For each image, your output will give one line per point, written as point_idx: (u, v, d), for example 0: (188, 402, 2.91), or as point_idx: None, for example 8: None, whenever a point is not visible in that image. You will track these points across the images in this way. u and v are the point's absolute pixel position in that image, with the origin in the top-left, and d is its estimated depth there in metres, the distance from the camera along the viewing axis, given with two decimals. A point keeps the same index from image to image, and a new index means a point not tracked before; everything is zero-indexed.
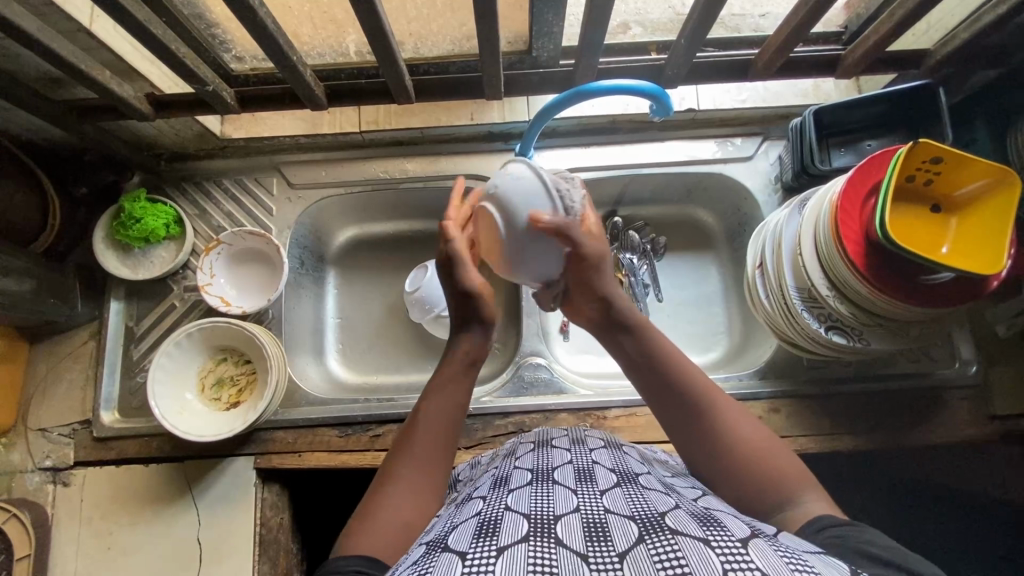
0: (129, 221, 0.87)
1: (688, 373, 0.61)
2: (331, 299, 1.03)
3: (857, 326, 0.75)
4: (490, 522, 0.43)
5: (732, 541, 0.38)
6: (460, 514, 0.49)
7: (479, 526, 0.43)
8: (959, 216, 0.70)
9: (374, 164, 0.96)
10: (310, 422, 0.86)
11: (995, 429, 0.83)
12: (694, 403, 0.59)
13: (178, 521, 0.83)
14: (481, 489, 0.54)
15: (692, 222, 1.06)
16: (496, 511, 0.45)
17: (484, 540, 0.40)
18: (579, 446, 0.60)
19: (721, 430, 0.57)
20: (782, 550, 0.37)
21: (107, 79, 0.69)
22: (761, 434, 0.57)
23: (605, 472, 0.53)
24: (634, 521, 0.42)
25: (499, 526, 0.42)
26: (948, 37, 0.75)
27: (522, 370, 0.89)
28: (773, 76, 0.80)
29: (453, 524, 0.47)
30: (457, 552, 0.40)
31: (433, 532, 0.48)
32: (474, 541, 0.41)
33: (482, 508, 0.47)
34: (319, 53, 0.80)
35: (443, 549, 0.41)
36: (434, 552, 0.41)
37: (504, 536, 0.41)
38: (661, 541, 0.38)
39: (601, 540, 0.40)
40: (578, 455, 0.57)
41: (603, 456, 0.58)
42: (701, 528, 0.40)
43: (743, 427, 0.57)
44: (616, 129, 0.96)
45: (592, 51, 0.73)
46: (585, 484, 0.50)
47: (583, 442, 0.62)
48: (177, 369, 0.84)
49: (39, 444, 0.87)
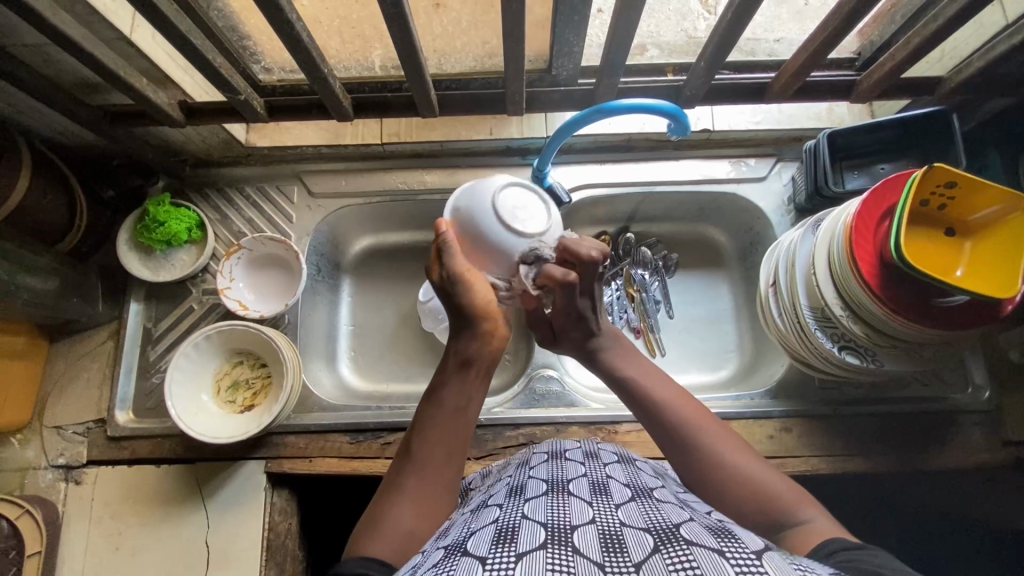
0: (153, 224, 0.89)
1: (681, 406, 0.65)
2: (345, 306, 1.05)
3: (871, 347, 0.75)
4: (508, 530, 0.44)
5: (747, 552, 0.38)
6: (476, 521, 0.49)
7: (497, 533, 0.43)
8: (974, 240, 0.71)
9: (394, 175, 0.98)
10: (321, 428, 0.87)
11: (1007, 455, 0.83)
12: (681, 432, 0.62)
13: (188, 522, 0.84)
14: (497, 497, 0.54)
15: (704, 241, 1.07)
16: (513, 519, 0.46)
17: (502, 546, 0.41)
18: (593, 460, 0.60)
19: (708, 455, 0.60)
20: (798, 563, 0.37)
21: (143, 86, 0.71)
22: (752, 460, 0.59)
23: (620, 487, 0.53)
24: (650, 532, 0.42)
25: (517, 533, 0.43)
26: (962, 65, 0.77)
27: (534, 382, 0.90)
28: (789, 99, 0.82)
29: (469, 530, 0.47)
30: (476, 557, 0.40)
31: (450, 537, 0.48)
32: (492, 547, 0.41)
33: (499, 515, 0.48)
34: (346, 67, 0.82)
35: (463, 554, 0.41)
36: (454, 556, 0.42)
37: (522, 543, 0.41)
38: (676, 551, 0.39)
39: (618, 550, 0.40)
40: (592, 469, 0.58)
41: (617, 470, 0.58)
42: (716, 539, 0.40)
43: (732, 451, 0.60)
44: (632, 148, 0.98)
45: (613, 71, 0.74)
46: (600, 497, 0.50)
47: (597, 455, 0.62)
48: (195, 371, 0.85)
49: (53, 442, 0.88)
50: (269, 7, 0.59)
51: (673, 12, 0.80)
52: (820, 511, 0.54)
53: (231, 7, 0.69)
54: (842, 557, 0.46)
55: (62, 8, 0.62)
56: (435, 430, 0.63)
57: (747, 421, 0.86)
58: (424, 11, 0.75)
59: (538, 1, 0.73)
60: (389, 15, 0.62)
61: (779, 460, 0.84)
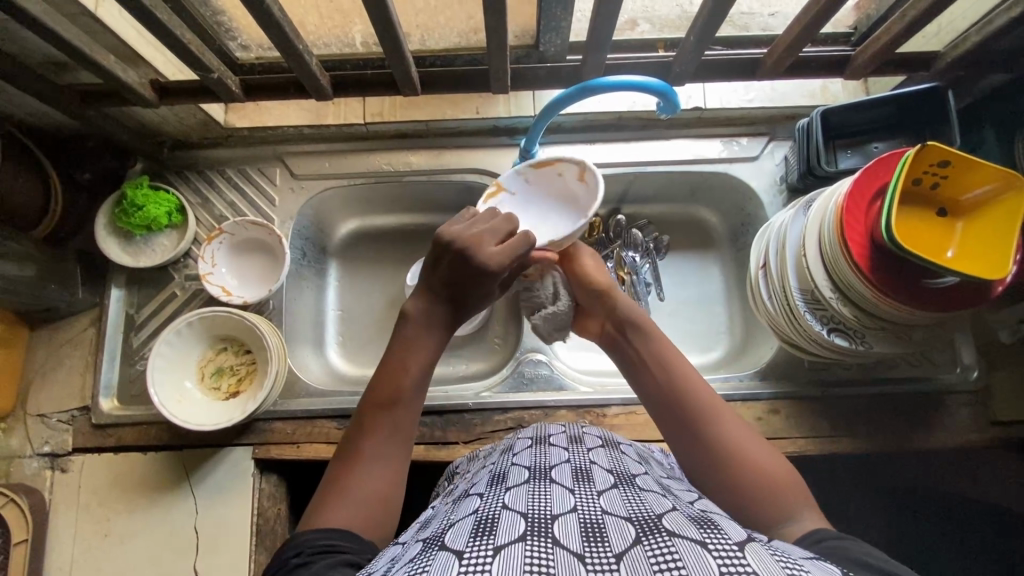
0: (131, 208, 0.87)
1: (693, 386, 0.61)
2: (332, 290, 1.03)
3: (860, 328, 0.75)
4: (488, 521, 0.43)
5: (729, 544, 0.37)
6: (457, 512, 0.49)
7: (476, 524, 0.43)
8: (966, 220, 0.70)
9: (378, 156, 0.96)
10: (308, 414, 0.86)
11: (993, 434, 0.83)
12: (693, 411, 0.59)
13: (176, 508, 0.83)
14: (479, 486, 0.54)
15: (695, 222, 1.06)
16: (493, 509, 0.45)
17: (480, 538, 0.40)
18: (577, 445, 0.60)
19: (718, 438, 0.57)
20: (779, 554, 0.37)
21: (112, 64, 0.69)
22: (758, 444, 0.56)
23: (603, 473, 0.53)
24: (632, 523, 0.42)
25: (496, 525, 0.42)
26: (959, 40, 0.75)
27: (523, 366, 0.89)
28: (782, 76, 0.79)
29: (450, 521, 0.47)
30: (453, 550, 0.40)
31: (430, 529, 0.48)
32: (471, 539, 0.40)
33: (480, 506, 0.47)
34: (325, 44, 0.80)
35: (440, 548, 0.41)
36: (431, 550, 0.41)
37: (500, 535, 0.40)
38: (658, 543, 0.38)
39: (598, 541, 0.39)
40: (576, 454, 0.57)
41: (600, 455, 0.58)
42: (699, 530, 0.40)
43: (737, 430, 0.57)
44: (622, 127, 0.96)
45: (600, 47, 0.72)
46: (582, 484, 0.50)
47: (581, 441, 0.61)
48: (177, 358, 0.83)
49: (38, 430, 0.87)
50: None
51: None
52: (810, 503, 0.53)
53: None
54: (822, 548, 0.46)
55: None
56: (401, 405, 0.60)
57: (736, 403, 0.86)
58: None
59: None
60: None
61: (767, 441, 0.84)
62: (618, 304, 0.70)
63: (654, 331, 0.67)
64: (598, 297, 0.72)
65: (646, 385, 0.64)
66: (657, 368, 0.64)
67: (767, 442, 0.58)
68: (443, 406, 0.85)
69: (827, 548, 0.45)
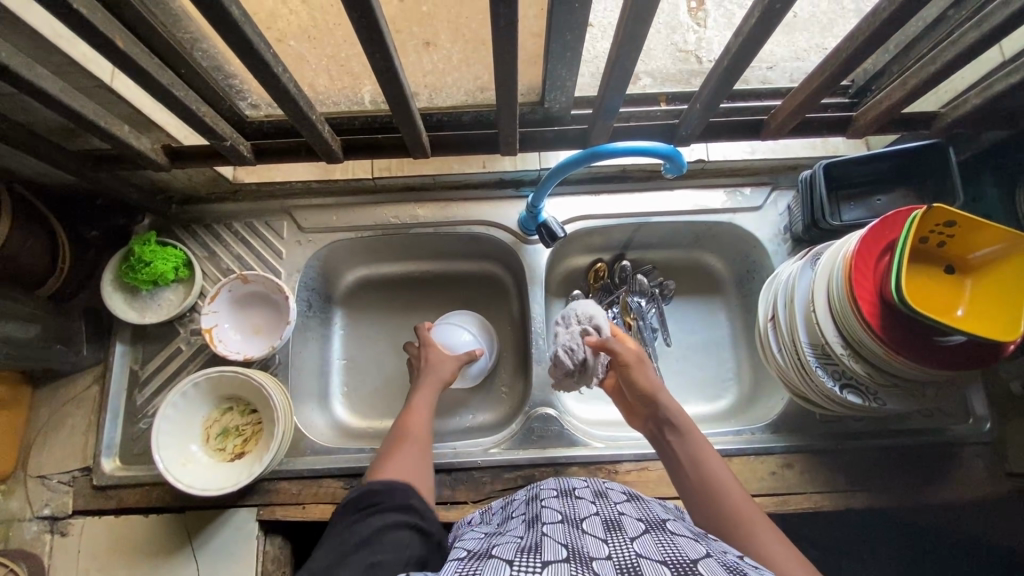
0: (138, 264, 0.87)
1: (726, 492, 0.62)
2: (338, 340, 1.03)
3: (873, 385, 0.74)
4: (532, 546, 0.47)
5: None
6: (501, 539, 0.53)
7: (522, 547, 0.47)
8: (975, 278, 0.70)
9: (384, 208, 0.96)
10: (314, 473, 0.84)
11: (1009, 487, 0.82)
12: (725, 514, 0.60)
13: (178, 573, 0.81)
14: (514, 528, 0.56)
15: (701, 268, 1.07)
16: (535, 540, 0.48)
17: (528, 556, 0.45)
18: (603, 499, 0.60)
19: (747, 541, 0.56)
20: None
21: (124, 133, 0.69)
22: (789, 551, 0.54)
23: (633, 521, 0.53)
24: (666, 565, 0.43)
25: (540, 549, 0.46)
26: (958, 100, 0.76)
27: (532, 421, 0.87)
28: (786, 136, 0.80)
29: (494, 545, 0.51)
30: (503, 563, 0.44)
31: (479, 547, 0.53)
32: (519, 556, 0.45)
33: (521, 538, 0.50)
34: (335, 102, 0.81)
35: (490, 560, 0.46)
36: (481, 562, 0.46)
37: (546, 555, 0.44)
38: None
39: None
40: (603, 507, 0.57)
41: (628, 508, 0.58)
42: None
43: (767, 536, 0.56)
44: (626, 178, 0.97)
45: (608, 115, 0.73)
46: (614, 533, 0.50)
47: (606, 495, 0.61)
48: (182, 419, 0.82)
49: (38, 492, 0.85)
50: (255, 61, 0.56)
51: (662, 26, 0.79)
52: None
53: (216, 50, 0.67)
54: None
55: (39, 60, 0.60)
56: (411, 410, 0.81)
57: (749, 458, 0.84)
58: (415, 50, 0.74)
59: (530, 38, 0.71)
60: (377, 64, 0.61)
61: (781, 497, 0.83)
62: (661, 407, 0.73)
63: (691, 431, 0.69)
64: (642, 399, 0.75)
65: (685, 489, 0.66)
66: (695, 471, 0.66)
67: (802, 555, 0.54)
68: (452, 463, 0.84)
69: None
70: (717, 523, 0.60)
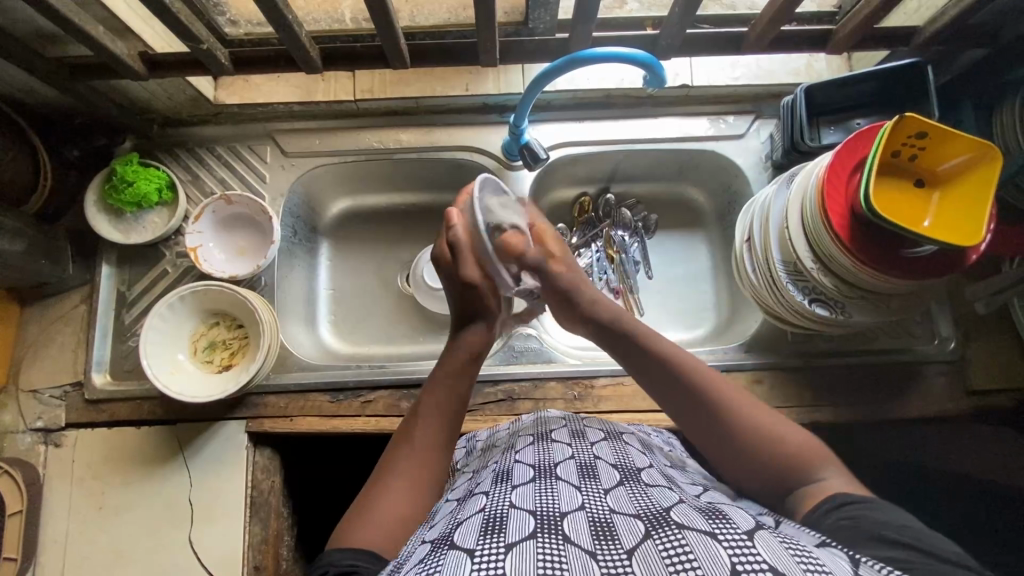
0: (121, 184, 0.87)
1: (668, 351, 0.66)
2: (323, 269, 1.04)
3: (840, 297, 0.77)
4: (496, 519, 0.44)
5: (739, 534, 0.39)
6: (463, 511, 0.50)
7: (484, 522, 0.44)
8: (942, 190, 0.72)
9: (369, 133, 0.96)
10: (301, 387, 0.87)
11: (969, 403, 0.86)
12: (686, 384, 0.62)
13: (170, 481, 0.84)
14: (483, 484, 0.54)
15: (683, 201, 1.07)
16: (501, 508, 0.46)
17: (490, 537, 0.41)
18: (580, 439, 0.60)
19: (729, 412, 0.58)
20: (788, 542, 0.38)
21: (100, 34, 0.69)
22: (767, 415, 0.58)
23: (609, 469, 0.54)
24: (640, 518, 0.44)
25: (505, 521, 0.43)
26: (937, 14, 0.76)
27: (513, 340, 0.90)
28: (765, 51, 0.81)
29: (456, 520, 0.48)
30: (464, 549, 0.40)
31: (437, 530, 0.49)
32: (481, 538, 0.41)
33: (486, 504, 0.48)
34: (315, 20, 0.81)
35: (450, 547, 0.42)
36: (441, 550, 0.42)
37: (511, 532, 0.41)
38: (668, 536, 0.40)
39: (609, 538, 0.41)
40: (579, 449, 0.58)
41: (605, 449, 0.59)
42: (707, 522, 0.41)
43: (743, 404, 0.59)
44: (611, 104, 0.97)
45: (586, 16, 0.72)
46: (588, 482, 0.51)
47: (584, 435, 0.62)
48: (170, 330, 0.84)
49: (30, 405, 0.87)
50: None
51: None
52: (833, 467, 0.54)
53: None
54: (848, 513, 0.48)
55: None
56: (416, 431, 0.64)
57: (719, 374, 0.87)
58: None
59: None
60: None
61: None
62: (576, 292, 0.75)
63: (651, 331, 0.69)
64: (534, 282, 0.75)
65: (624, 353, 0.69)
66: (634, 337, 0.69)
67: (777, 412, 0.59)
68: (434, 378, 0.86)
69: (843, 525, 0.47)
70: (694, 414, 0.61)
